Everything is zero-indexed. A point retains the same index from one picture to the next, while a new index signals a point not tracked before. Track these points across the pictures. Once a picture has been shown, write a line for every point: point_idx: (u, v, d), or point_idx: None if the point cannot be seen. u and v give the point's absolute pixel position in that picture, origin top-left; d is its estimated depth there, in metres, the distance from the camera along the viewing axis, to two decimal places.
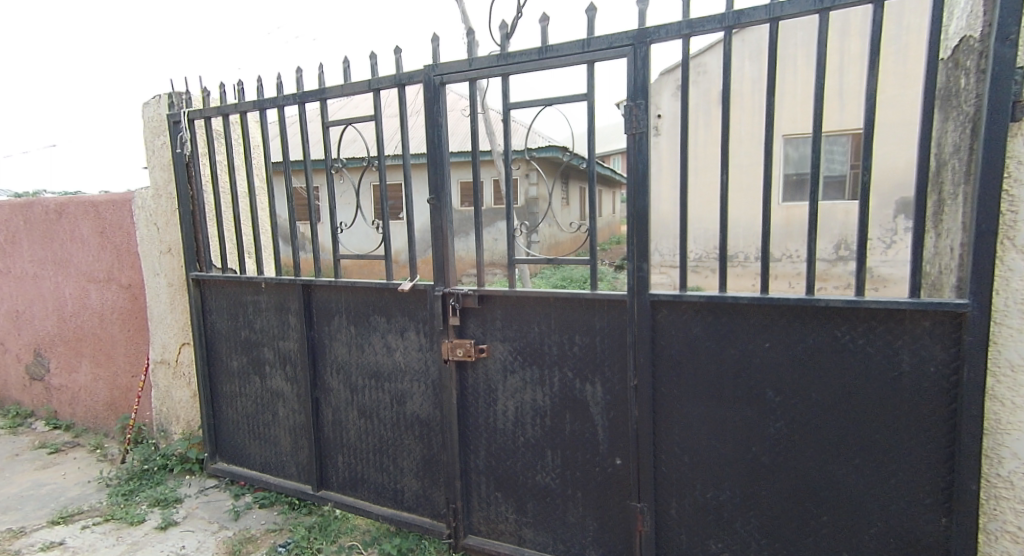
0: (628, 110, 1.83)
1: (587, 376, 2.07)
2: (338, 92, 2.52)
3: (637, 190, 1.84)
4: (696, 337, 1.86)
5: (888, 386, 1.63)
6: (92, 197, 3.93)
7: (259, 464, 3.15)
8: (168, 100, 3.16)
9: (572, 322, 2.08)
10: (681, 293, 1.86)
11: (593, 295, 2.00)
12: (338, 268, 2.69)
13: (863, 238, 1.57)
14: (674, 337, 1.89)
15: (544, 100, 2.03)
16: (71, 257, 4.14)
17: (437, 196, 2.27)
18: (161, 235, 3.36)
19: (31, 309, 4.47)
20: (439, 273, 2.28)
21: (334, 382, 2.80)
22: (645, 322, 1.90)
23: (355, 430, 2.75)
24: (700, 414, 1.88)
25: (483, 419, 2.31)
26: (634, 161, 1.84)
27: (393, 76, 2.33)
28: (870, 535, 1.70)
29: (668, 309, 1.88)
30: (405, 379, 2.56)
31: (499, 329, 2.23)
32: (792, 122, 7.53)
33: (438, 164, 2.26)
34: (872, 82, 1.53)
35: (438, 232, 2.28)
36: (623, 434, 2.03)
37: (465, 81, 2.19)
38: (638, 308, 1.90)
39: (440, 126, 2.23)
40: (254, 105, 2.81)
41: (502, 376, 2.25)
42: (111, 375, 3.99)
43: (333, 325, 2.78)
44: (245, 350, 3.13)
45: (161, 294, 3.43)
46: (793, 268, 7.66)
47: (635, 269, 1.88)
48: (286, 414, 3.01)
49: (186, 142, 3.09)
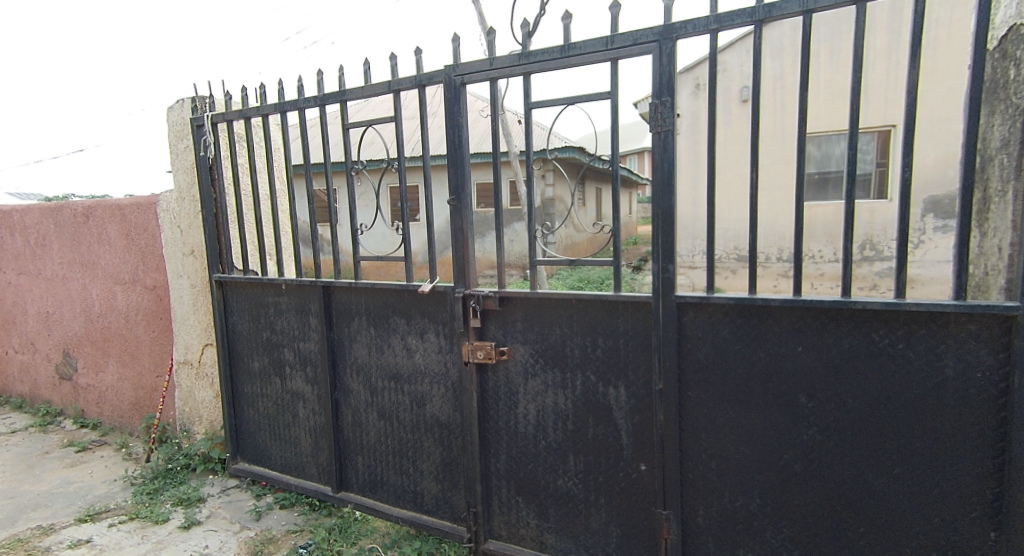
0: (653, 108, 1.78)
1: (610, 379, 2.03)
2: (358, 93, 2.51)
3: (663, 189, 1.79)
4: (724, 341, 1.81)
5: (931, 392, 1.55)
6: (118, 199, 3.99)
7: (280, 465, 3.15)
8: (191, 104, 3.17)
9: (595, 323, 2.04)
10: (708, 294, 1.81)
11: (616, 296, 1.95)
12: (358, 269, 2.68)
13: (905, 238, 1.50)
14: (702, 341, 1.84)
15: (567, 99, 1.99)
16: (98, 259, 4.21)
17: (456, 196, 2.25)
18: (184, 237, 3.39)
19: (59, 311, 4.56)
20: (459, 274, 2.26)
21: (354, 383, 2.80)
22: (671, 324, 1.85)
23: (375, 431, 2.74)
24: (728, 419, 1.83)
25: (504, 422, 2.28)
26: (660, 159, 1.79)
27: (414, 77, 2.31)
28: (911, 549, 1.62)
29: (696, 310, 1.83)
30: (425, 381, 2.54)
31: (520, 330, 2.20)
32: (816, 119, 7.39)
33: (457, 165, 2.24)
34: (914, 75, 1.46)
35: (458, 232, 2.26)
36: (648, 439, 1.98)
37: (486, 81, 2.15)
38: (663, 310, 1.85)
39: (460, 125, 2.20)
40: (275, 108, 2.81)
41: (523, 378, 2.21)
42: (136, 376, 4.05)
43: (353, 326, 2.77)
44: (266, 351, 3.14)
45: (185, 295, 3.46)
46: (817, 268, 7.49)
47: (660, 270, 1.83)
48: (306, 415, 3.01)
49: (209, 145, 3.10)
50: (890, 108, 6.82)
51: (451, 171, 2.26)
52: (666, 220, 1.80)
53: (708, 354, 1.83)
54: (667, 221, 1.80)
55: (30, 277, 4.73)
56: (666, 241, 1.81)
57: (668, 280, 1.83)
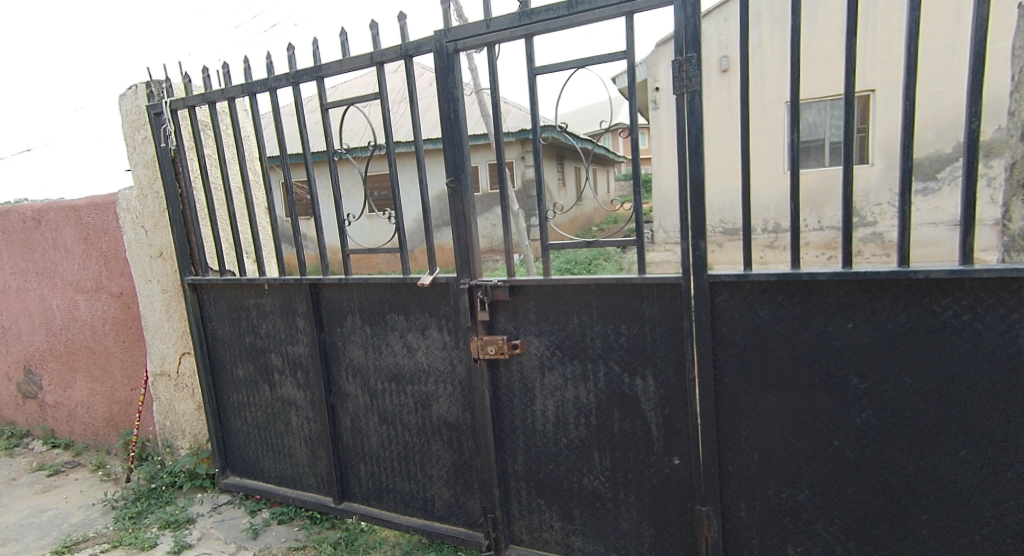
0: (678, 67, 1.59)
1: (637, 369, 1.86)
2: (336, 68, 2.26)
3: (689, 159, 1.62)
4: (764, 321, 1.65)
5: (1000, 367, 1.43)
6: (72, 201, 3.67)
7: (274, 477, 2.95)
8: (146, 90, 2.88)
9: (616, 310, 1.86)
10: (745, 272, 1.63)
11: (641, 279, 1.77)
12: (347, 263, 2.46)
13: (970, 200, 1.37)
14: (740, 321, 1.68)
15: (575, 62, 1.78)
16: (56, 266, 3.89)
17: (455, 177, 2.04)
18: (150, 238, 3.11)
19: (17, 325, 4.23)
20: (462, 263, 2.06)
21: (350, 387, 2.59)
22: (704, 307, 1.68)
23: (377, 437, 2.55)
24: (772, 407, 1.68)
25: (521, 421, 2.11)
26: (686, 124, 1.61)
27: (399, 46, 2.08)
28: (980, 534, 1.51)
29: (732, 290, 1.66)
30: (429, 380, 2.35)
31: (533, 321, 2.01)
32: (795, 84, 7.28)
33: (453, 142, 2.03)
34: (982, 12, 1.33)
35: (459, 217, 2.05)
36: (681, 432, 1.83)
37: (483, 47, 1.94)
38: (695, 292, 1.68)
39: (455, 98, 1.98)
40: (242, 90, 2.54)
41: (540, 373, 2.03)
42: (108, 390, 3.77)
43: (345, 326, 2.56)
44: (251, 357, 2.90)
45: (156, 301, 3.19)
46: (803, 235, 7.44)
47: (691, 247, 1.66)
48: (300, 423, 2.80)
49: (170, 135, 2.82)
50: (869, 69, 6.74)
51: (447, 150, 2.04)
52: (695, 192, 1.62)
53: (748, 335, 1.67)
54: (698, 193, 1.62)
55: None
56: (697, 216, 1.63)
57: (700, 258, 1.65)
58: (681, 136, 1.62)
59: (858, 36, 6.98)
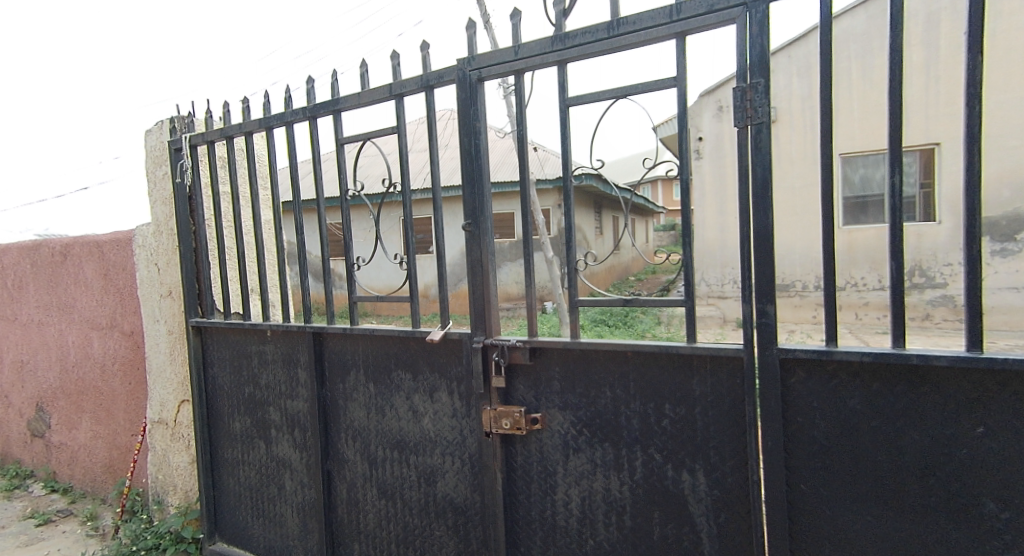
0: (739, 94, 1.31)
1: (683, 461, 1.50)
2: (354, 101, 2.08)
3: (755, 206, 1.30)
4: (853, 414, 1.27)
5: None
6: (94, 235, 3.59)
7: (263, 547, 2.63)
8: (167, 124, 2.74)
9: (659, 385, 1.52)
10: (828, 347, 1.27)
11: (691, 349, 1.43)
12: (354, 313, 2.20)
13: None
14: (820, 410, 1.30)
15: (617, 90, 1.52)
16: (75, 302, 3.80)
17: (473, 219, 1.79)
18: (160, 277, 2.95)
19: (35, 360, 4.15)
20: (478, 318, 1.77)
21: (349, 452, 2.29)
22: (773, 389, 1.33)
23: (374, 513, 2.22)
24: (864, 528, 1.28)
25: (538, 512, 1.75)
26: (753, 162, 1.31)
27: (420, 76, 1.87)
28: None
29: (809, 371, 1.30)
30: (435, 452, 2.03)
31: (558, 392, 1.68)
32: (851, 139, 6.90)
33: (473, 181, 1.78)
34: None
35: (476, 266, 1.79)
36: (740, 547, 1.44)
37: (510, 76, 1.71)
38: (762, 369, 1.33)
39: (478, 131, 1.75)
40: (258, 124, 2.38)
41: (563, 455, 1.69)
42: (110, 434, 3.58)
43: (348, 382, 2.28)
44: (249, 409, 2.65)
45: (161, 343, 3.00)
46: (860, 298, 6.89)
47: (756, 313, 1.31)
48: (294, 488, 2.50)
49: (186, 171, 2.67)
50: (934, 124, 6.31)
51: (466, 190, 1.80)
52: (762, 246, 1.29)
53: (832, 429, 1.29)
54: (764, 248, 1.30)
55: (7, 322, 4.36)
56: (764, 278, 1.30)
57: (768, 328, 1.31)
58: (745, 176, 1.31)
59: (920, 90, 6.58)
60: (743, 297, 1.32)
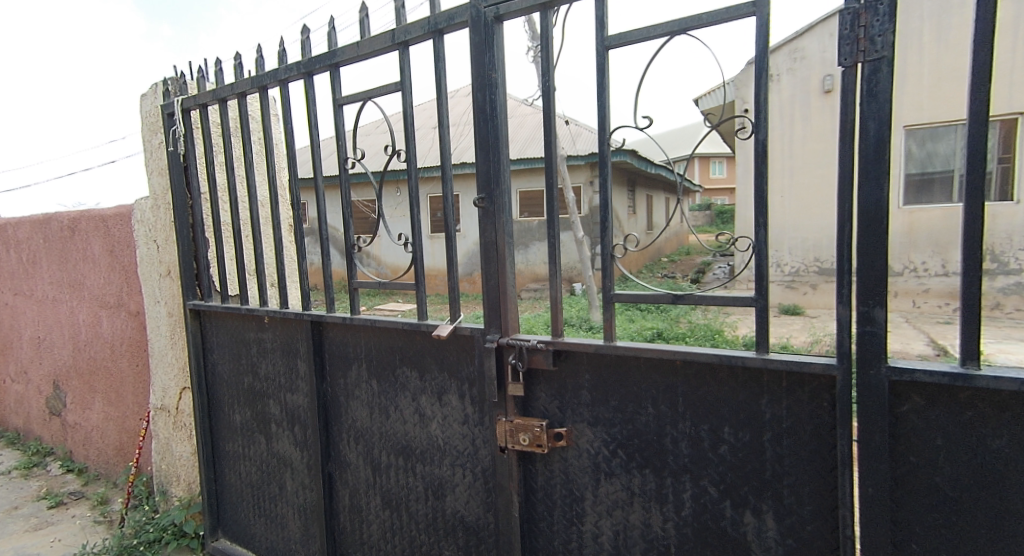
0: (849, 15, 0.94)
1: (747, 499, 1.18)
2: (352, 52, 1.77)
3: (861, 175, 0.96)
4: (997, 457, 0.93)
5: None
6: (101, 210, 3.42)
7: (265, 549, 2.44)
8: (160, 87, 2.50)
9: (716, 402, 1.20)
10: (966, 369, 0.93)
11: (762, 361, 1.10)
12: (355, 300, 1.93)
13: None
14: (943, 448, 0.97)
15: (672, 23, 1.15)
16: (85, 279, 3.66)
17: (488, 192, 1.48)
18: (159, 255, 2.74)
19: (50, 337, 4.06)
20: (492, 312, 1.48)
21: (351, 454, 2.05)
22: (881, 420, 0.99)
23: (378, 524, 1.98)
24: None
25: (562, 543, 1.46)
26: (863, 114, 0.94)
27: (426, 18, 1.55)
28: None
29: (931, 399, 0.97)
30: (444, 462, 1.76)
31: (587, 405, 1.38)
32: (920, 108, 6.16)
33: (488, 145, 1.46)
34: None
35: (492, 248, 1.48)
36: None
37: (534, 12, 1.38)
38: (865, 393, 1.00)
39: (494, 83, 1.44)
40: (251, 83, 2.10)
41: (592, 479, 1.40)
42: (120, 417, 3.46)
43: (350, 377, 2.02)
44: (249, 401, 2.43)
45: (162, 326, 2.81)
46: (920, 284, 6.32)
47: (862, 319, 0.99)
48: (295, 489, 2.28)
49: (179, 139, 2.43)
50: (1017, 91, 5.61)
51: (479, 156, 1.49)
52: (873, 228, 0.96)
53: (962, 474, 0.96)
54: (876, 231, 0.96)
55: (25, 298, 4.29)
56: (871, 271, 0.96)
57: (878, 341, 0.97)
58: (852, 133, 0.95)
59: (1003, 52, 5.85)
60: (840, 297, 0.98)
